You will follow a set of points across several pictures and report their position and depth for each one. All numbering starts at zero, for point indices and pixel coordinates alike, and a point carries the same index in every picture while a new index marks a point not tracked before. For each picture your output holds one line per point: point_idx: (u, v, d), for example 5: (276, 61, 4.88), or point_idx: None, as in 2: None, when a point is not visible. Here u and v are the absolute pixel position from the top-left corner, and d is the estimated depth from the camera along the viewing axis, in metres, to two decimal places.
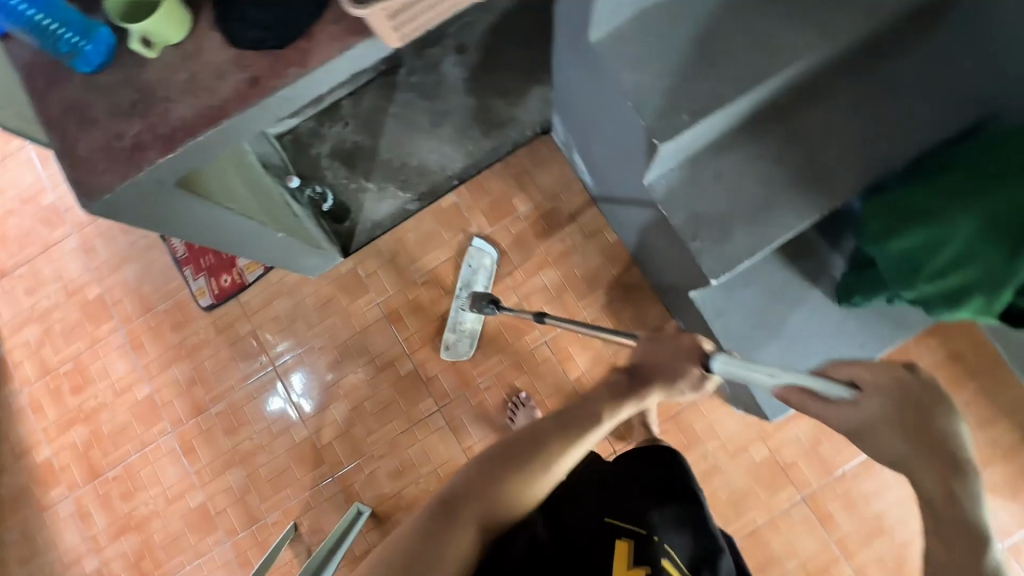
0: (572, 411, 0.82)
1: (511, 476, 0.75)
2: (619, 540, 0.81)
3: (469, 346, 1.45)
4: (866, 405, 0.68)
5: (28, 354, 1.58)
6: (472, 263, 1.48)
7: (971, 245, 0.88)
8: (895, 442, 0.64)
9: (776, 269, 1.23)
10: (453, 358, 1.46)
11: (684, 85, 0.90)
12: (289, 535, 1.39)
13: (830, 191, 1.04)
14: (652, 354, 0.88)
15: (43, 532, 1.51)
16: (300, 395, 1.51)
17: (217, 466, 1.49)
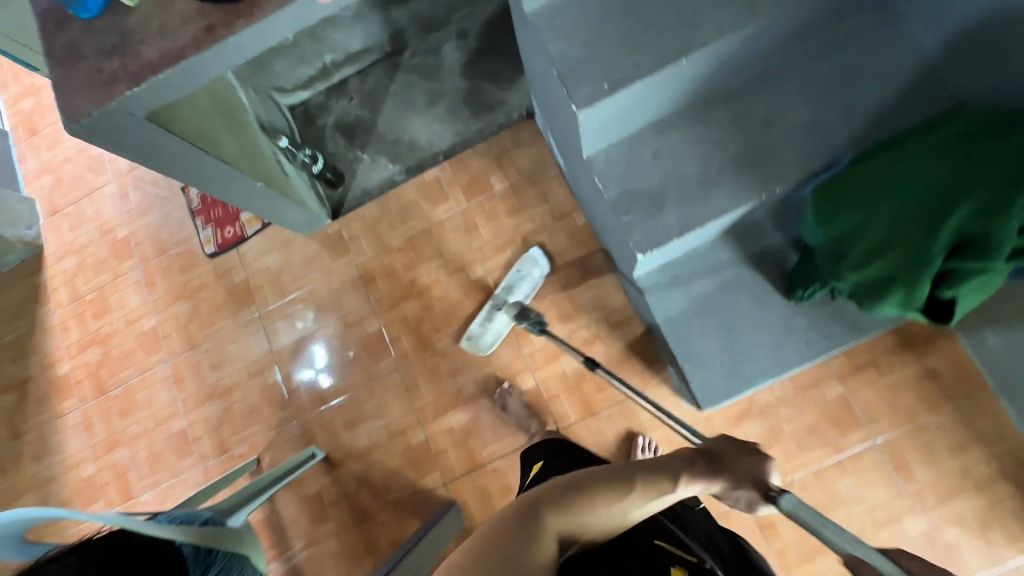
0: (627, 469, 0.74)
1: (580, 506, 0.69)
2: (672, 566, 0.76)
3: (489, 343, 1.47)
4: None
5: (64, 281, 1.82)
6: (522, 270, 1.49)
7: (892, 229, 0.86)
8: None
9: (727, 257, 1.20)
10: (471, 348, 1.49)
11: (608, 55, 0.94)
12: (249, 465, 1.52)
13: (767, 176, 1.04)
14: (728, 447, 0.79)
15: (53, 435, 1.72)
16: (321, 369, 1.59)
17: (200, 397, 1.65)
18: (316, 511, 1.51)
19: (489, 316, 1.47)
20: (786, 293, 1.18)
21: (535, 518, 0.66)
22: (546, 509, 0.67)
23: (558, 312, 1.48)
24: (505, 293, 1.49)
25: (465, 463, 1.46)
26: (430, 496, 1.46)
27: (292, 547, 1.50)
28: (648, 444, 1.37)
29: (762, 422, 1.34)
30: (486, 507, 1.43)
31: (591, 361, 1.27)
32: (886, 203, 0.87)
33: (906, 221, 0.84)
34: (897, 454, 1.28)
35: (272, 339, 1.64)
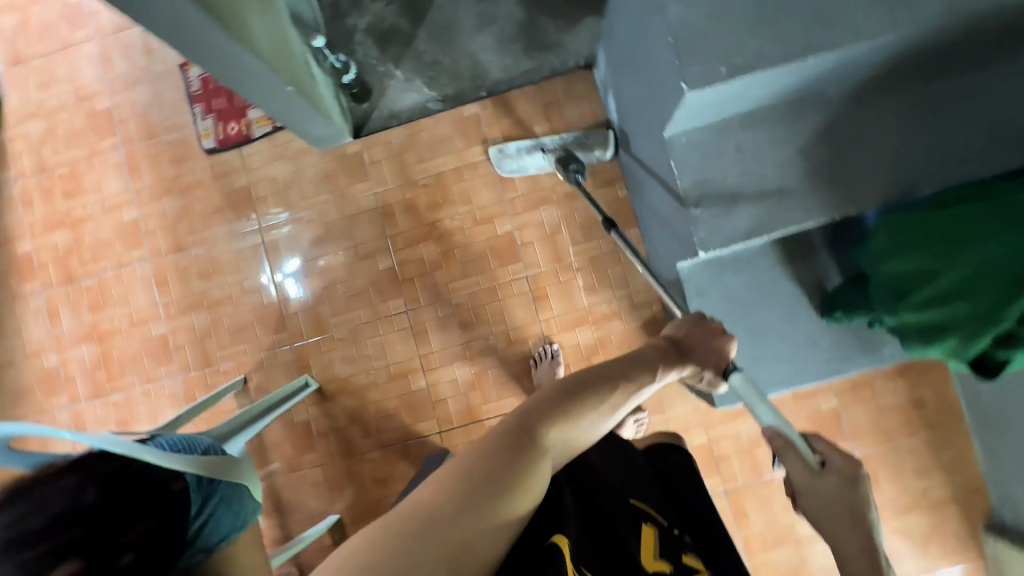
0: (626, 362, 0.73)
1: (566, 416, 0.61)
2: (645, 525, 0.69)
3: (512, 167, 1.44)
4: (823, 479, 0.75)
5: (28, 148, 1.59)
6: (588, 138, 1.41)
7: (963, 286, 0.86)
8: (829, 507, 0.73)
9: (771, 263, 1.20)
10: (495, 158, 1.46)
11: (731, 34, 0.84)
12: (237, 385, 1.45)
13: (846, 196, 1.01)
14: (693, 333, 0.85)
15: (11, 318, 1.57)
16: (287, 275, 1.52)
17: (185, 305, 1.53)
18: (303, 439, 1.48)
19: (530, 148, 1.43)
20: (820, 310, 1.19)
21: (559, 397, 0.61)
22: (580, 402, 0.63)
23: (582, 282, 1.44)
24: (563, 141, 1.43)
25: (463, 415, 1.45)
26: (423, 441, 1.46)
27: (272, 470, 1.48)
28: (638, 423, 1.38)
29: (757, 421, 1.40)
30: None
31: (608, 223, 1.22)
32: (963, 259, 0.86)
33: (978, 282, 0.84)
34: (869, 467, 1.38)
35: (270, 257, 1.52)
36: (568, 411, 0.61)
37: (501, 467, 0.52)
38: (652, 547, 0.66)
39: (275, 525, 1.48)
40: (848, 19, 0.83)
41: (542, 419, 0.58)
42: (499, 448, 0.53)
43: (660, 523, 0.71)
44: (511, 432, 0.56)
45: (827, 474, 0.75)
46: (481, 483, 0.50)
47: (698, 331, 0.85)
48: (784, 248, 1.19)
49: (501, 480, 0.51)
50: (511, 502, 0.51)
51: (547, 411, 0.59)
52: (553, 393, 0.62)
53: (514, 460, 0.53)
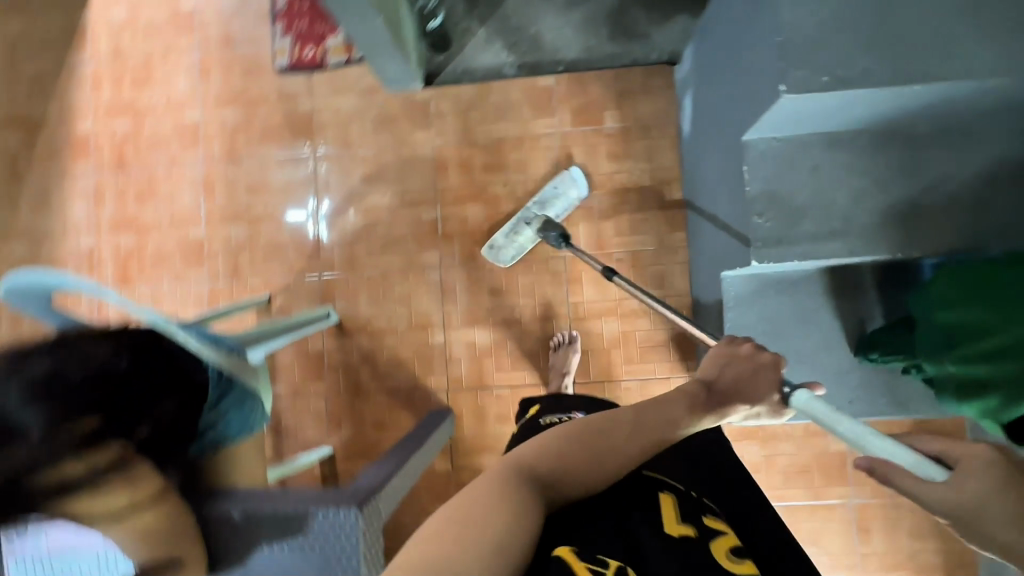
0: (647, 406, 0.67)
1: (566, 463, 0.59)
2: (662, 493, 0.67)
3: (512, 255, 1.42)
4: (964, 484, 0.56)
5: (107, 32, 1.61)
6: (558, 186, 1.41)
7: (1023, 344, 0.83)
8: (1008, 529, 0.52)
9: (818, 292, 1.18)
10: (493, 258, 1.43)
11: (841, 45, 0.83)
12: (260, 302, 1.47)
13: (915, 237, 0.98)
14: (729, 371, 0.75)
15: (58, 193, 1.60)
16: (322, 216, 1.53)
17: (226, 215, 1.55)
18: (313, 369, 1.50)
19: (516, 229, 1.40)
20: (856, 349, 1.17)
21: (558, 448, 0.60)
22: (589, 446, 0.61)
23: (618, 274, 1.44)
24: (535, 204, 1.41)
25: (473, 379, 1.46)
26: (429, 395, 1.47)
27: (278, 392, 1.50)
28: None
29: (763, 447, 1.39)
30: (480, 426, 1.45)
31: (608, 270, 1.24)
32: None
33: None
34: (865, 517, 1.37)
35: (318, 185, 1.53)
36: (570, 452, 0.60)
37: (498, 506, 0.51)
38: (672, 513, 0.63)
39: (269, 444, 1.50)
40: (965, 53, 0.81)
41: (536, 462, 0.58)
42: (493, 491, 0.53)
43: (678, 491, 0.69)
44: (505, 474, 0.56)
45: (955, 485, 0.57)
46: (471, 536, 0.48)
47: (733, 369, 0.75)
48: (834, 280, 1.18)
49: (501, 518, 0.50)
50: (509, 544, 0.49)
51: (543, 455, 0.59)
52: (552, 440, 0.61)
53: (512, 499, 0.52)
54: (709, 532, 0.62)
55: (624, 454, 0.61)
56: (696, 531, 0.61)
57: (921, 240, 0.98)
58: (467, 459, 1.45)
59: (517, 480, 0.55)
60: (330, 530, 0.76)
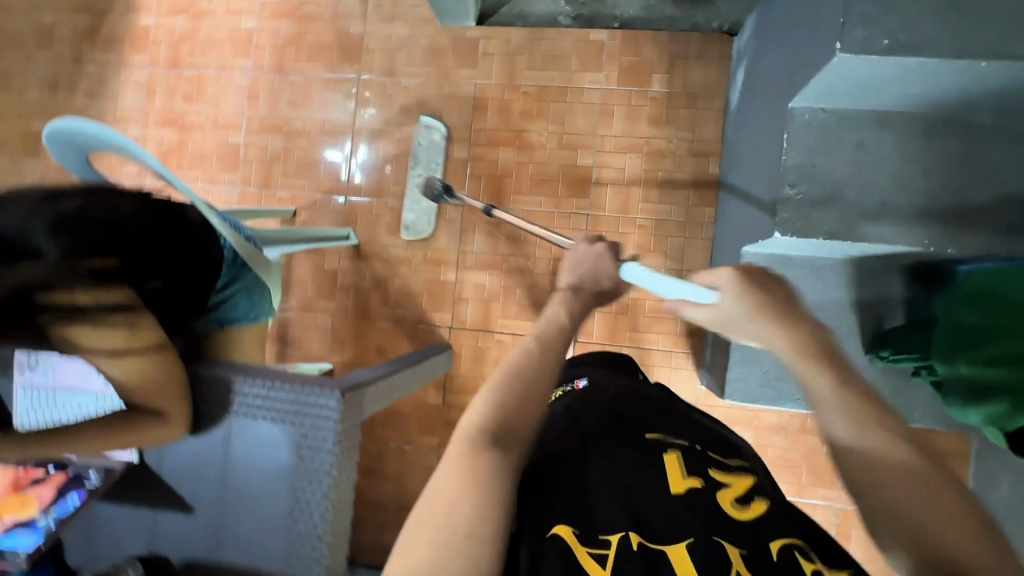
0: (549, 332, 0.67)
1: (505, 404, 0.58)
2: (666, 450, 0.64)
3: (427, 223, 1.48)
4: (808, 373, 0.60)
5: None
6: (421, 139, 1.49)
7: None
8: (843, 428, 0.56)
9: (840, 284, 1.14)
10: (415, 236, 1.49)
11: (910, 6, 0.78)
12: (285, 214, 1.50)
13: (952, 233, 0.94)
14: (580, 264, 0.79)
15: (113, 81, 1.66)
16: (359, 165, 1.54)
17: (266, 124, 1.58)
18: (325, 286, 1.53)
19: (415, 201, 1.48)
20: (868, 347, 1.14)
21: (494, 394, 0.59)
22: (518, 382, 0.60)
23: (638, 241, 1.42)
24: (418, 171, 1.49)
25: (477, 320, 1.47)
26: (432, 330, 1.49)
27: (289, 303, 1.54)
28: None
29: (755, 436, 1.37)
30: (476, 368, 1.47)
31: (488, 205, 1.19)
32: None
33: None
34: (846, 523, 1.34)
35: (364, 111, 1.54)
36: (508, 403, 0.58)
37: (468, 492, 0.50)
38: (676, 470, 0.61)
39: (273, 351, 1.55)
40: None
41: (483, 424, 0.56)
42: (456, 474, 0.51)
43: (685, 446, 0.66)
44: (461, 455, 0.53)
45: (770, 340, 0.64)
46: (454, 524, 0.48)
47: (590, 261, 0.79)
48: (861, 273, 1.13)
49: (470, 504, 0.49)
50: (488, 521, 0.49)
51: (490, 415, 0.57)
52: (489, 394, 0.59)
53: (479, 481, 0.51)
54: (713, 484, 0.61)
55: (544, 385, 0.62)
56: (702, 483, 0.60)
57: (958, 237, 0.93)
58: (459, 397, 1.47)
59: (470, 452, 0.53)
60: (311, 405, 0.79)
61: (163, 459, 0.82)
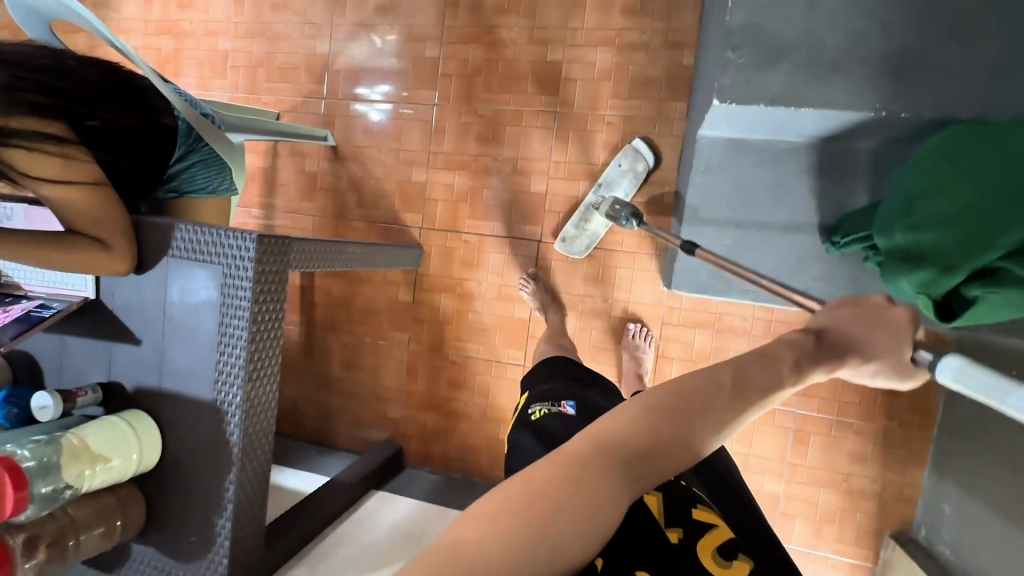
0: (751, 358, 0.53)
1: (666, 432, 0.48)
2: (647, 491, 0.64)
3: (584, 247, 1.38)
4: None
5: None
6: (621, 164, 1.33)
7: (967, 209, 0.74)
8: None
9: (798, 168, 1.09)
10: (566, 251, 1.40)
11: None
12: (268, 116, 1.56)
13: (905, 94, 0.87)
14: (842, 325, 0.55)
15: None
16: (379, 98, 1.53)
17: (251, 30, 1.62)
18: (307, 188, 1.60)
19: (584, 218, 1.35)
20: (826, 236, 1.09)
21: (656, 417, 0.49)
22: (678, 410, 0.49)
23: (606, 138, 1.38)
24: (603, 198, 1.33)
25: (447, 221, 1.50)
26: (404, 230, 1.53)
27: (274, 203, 1.62)
28: (640, 332, 1.36)
29: (716, 338, 1.35)
30: (445, 268, 1.51)
31: (689, 245, 0.97)
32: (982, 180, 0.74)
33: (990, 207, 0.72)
34: (805, 429, 1.31)
35: (382, 40, 1.52)
36: (653, 431, 0.48)
37: (560, 510, 0.44)
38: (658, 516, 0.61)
39: None
40: None
41: (621, 443, 0.48)
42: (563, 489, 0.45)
43: (662, 481, 0.67)
44: (585, 465, 0.46)
45: None
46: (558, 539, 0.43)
47: (857, 319, 0.55)
48: (822, 158, 1.07)
49: (562, 519, 0.43)
50: (583, 543, 0.44)
51: (631, 433, 0.48)
52: (641, 412, 0.50)
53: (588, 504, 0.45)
54: (696, 531, 0.61)
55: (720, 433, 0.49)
56: (682, 535, 0.60)
57: (913, 99, 0.86)
58: (428, 296, 1.52)
59: (594, 465, 0.46)
60: (233, 246, 0.86)
61: (115, 294, 0.92)
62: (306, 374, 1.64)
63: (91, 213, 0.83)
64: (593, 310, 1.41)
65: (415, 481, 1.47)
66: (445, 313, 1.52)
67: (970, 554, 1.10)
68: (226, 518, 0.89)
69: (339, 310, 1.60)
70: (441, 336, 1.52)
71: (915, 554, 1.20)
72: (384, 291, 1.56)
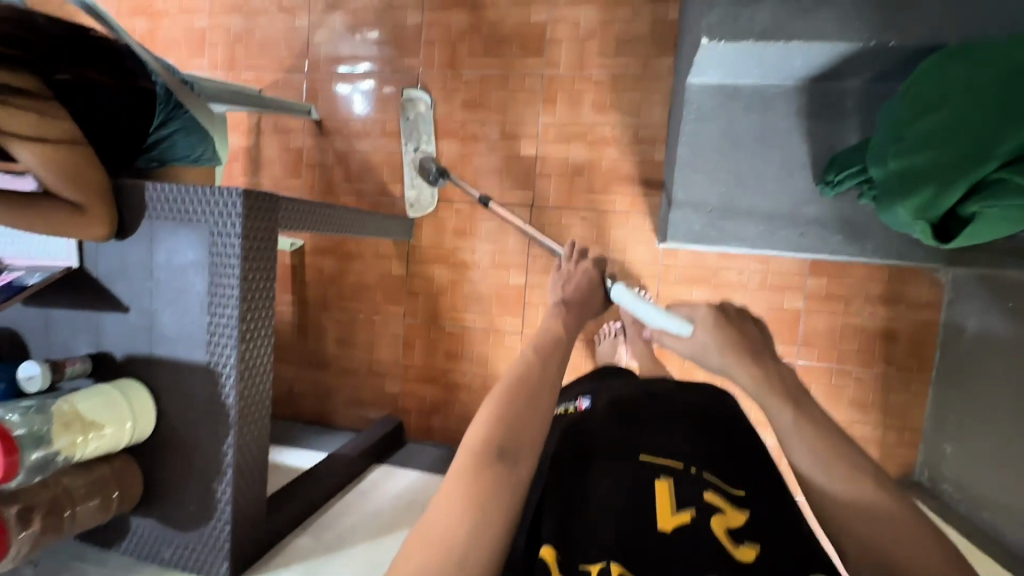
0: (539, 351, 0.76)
1: (509, 419, 0.66)
2: (658, 479, 0.70)
3: (431, 199, 1.47)
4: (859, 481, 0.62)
5: None
6: (409, 117, 1.46)
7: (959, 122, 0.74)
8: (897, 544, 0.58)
9: (787, 112, 1.08)
10: (420, 214, 1.48)
11: None
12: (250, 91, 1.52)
13: (897, 20, 0.85)
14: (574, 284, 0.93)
15: None
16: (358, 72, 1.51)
17: (227, 6, 1.59)
18: (292, 165, 1.57)
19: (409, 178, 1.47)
20: (819, 177, 1.08)
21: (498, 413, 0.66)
22: (516, 398, 0.68)
23: (594, 98, 1.37)
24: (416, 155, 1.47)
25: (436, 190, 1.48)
26: (393, 203, 1.51)
27: (259, 182, 1.59)
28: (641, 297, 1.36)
29: (713, 293, 1.34)
30: (437, 238, 1.49)
31: (482, 199, 1.35)
32: (969, 96, 0.73)
33: (979, 119, 0.72)
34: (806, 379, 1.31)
35: (365, 30, 1.50)
36: (499, 427, 0.65)
37: (466, 512, 0.58)
38: (666, 502, 0.67)
39: None
40: None
41: (485, 441, 0.64)
42: (462, 495, 0.59)
43: (678, 469, 0.72)
44: (467, 467, 0.61)
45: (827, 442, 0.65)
46: (463, 537, 0.56)
47: (579, 276, 0.94)
48: (811, 101, 1.07)
49: (465, 525, 0.57)
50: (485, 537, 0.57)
51: (483, 437, 0.64)
52: (489, 414, 0.66)
53: (479, 504, 0.58)
54: (706, 515, 0.65)
55: (544, 399, 0.70)
56: (693, 517, 0.65)
57: (905, 25, 0.85)
58: (421, 267, 1.51)
59: (475, 464, 0.62)
60: (218, 204, 0.83)
61: (99, 259, 0.90)
62: (302, 354, 1.62)
63: (69, 169, 0.80)
64: None
65: (417, 456, 1.45)
66: (439, 285, 1.50)
67: (972, 488, 1.11)
68: (227, 483, 0.87)
69: (330, 288, 1.58)
70: (436, 308, 1.51)
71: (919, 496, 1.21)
72: (376, 265, 1.54)
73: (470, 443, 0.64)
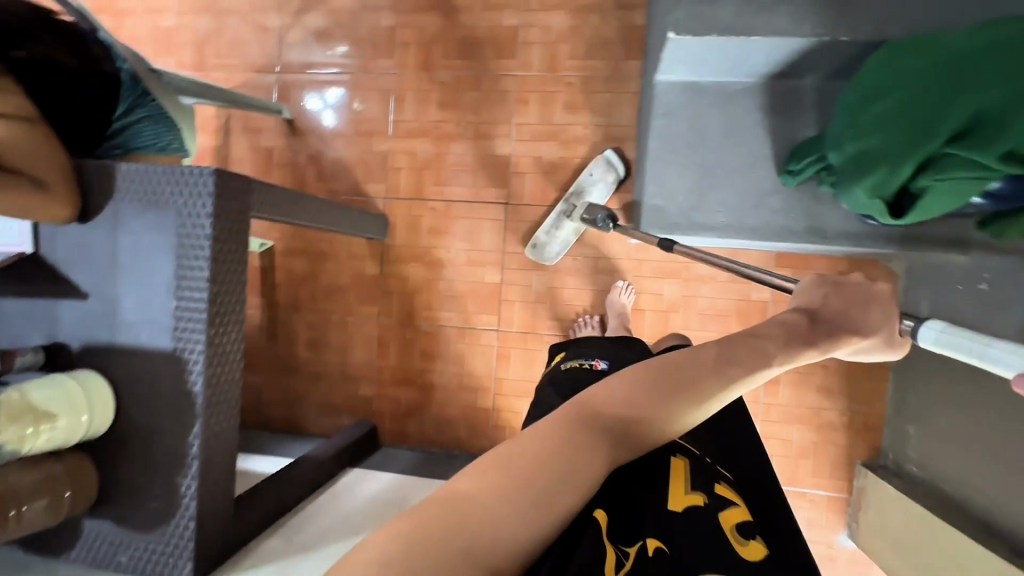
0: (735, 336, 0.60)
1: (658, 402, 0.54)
2: (675, 458, 0.69)
3: (556, 251, 1.39)
4: None
5: None
6: (594, 173, 1.35)
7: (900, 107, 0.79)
8: None
9: (749, 108, 1.14)
10: (536, 258, 1.40)
11: None
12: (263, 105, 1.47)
13: (844, 17, 0.91)
14: (828, 300, 0.65)
15: None
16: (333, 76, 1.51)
17: (195, 6, 1.57)
18: (262, 164, 1.54)
19: (556, 223, 1.37)
20: (781, 168, 1.13)
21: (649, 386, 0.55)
22: (674, 373, 0.56)
23: (566, 99, 1.41)
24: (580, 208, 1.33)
25: (411, 189, 1.48)
26: (367, 201, 1.50)
27: None
28: (625, 289, 1.37)
29: (685, 286, 1.37)
30: (412, 237, 1.48)
31: (667, 241, 1.04)
32: (906, 82, 0.78)
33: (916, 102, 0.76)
34: None
35: (338, 32, 1.50)
36: (639, 398, 0.55)
37: (551, 459, 0.50)
38: (682, 480, 0.65)
39: None
40: None
41: (609, 409, 0.54)
42: (551, 446, 0.51)
43: (692, 453, 0.72)
44: (569, 421, 0.53)
45: None
46: (540, 485, 0.48)
47: (841, 298, 0.65)
48: (770, 98, 1.13)
49: (542, 472, 0.49)
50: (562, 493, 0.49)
51: (618, 400, 0.55)
52: (629, 381, 0.56)
53: (565, 456, 0.50)
54: (719, 504, 0.64)
55: (701, 392, 0.55)
56: (704, 500, 0.64)
57: (851, 22, 0.91)
58: (395, 267, 1.49)
59: (576, 423, 0.53)
60: (188, 184, 0.81)
61: (57, 244, 0.85)
62: (270, 359, 1.56)
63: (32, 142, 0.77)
64: (563, 268, 1.42)
65: (393, 459, 1.41)
66: (413, 284, 1.49)
67: (937, 466, 1.15)
68: (192, 477, 0.82)
69: (302, 289, 1.54)
70: (411, 307, 1.49)
71: (885, 476, 1.25)
72: (349, 265, 1.52)
73: (593, 404, 0.55)
